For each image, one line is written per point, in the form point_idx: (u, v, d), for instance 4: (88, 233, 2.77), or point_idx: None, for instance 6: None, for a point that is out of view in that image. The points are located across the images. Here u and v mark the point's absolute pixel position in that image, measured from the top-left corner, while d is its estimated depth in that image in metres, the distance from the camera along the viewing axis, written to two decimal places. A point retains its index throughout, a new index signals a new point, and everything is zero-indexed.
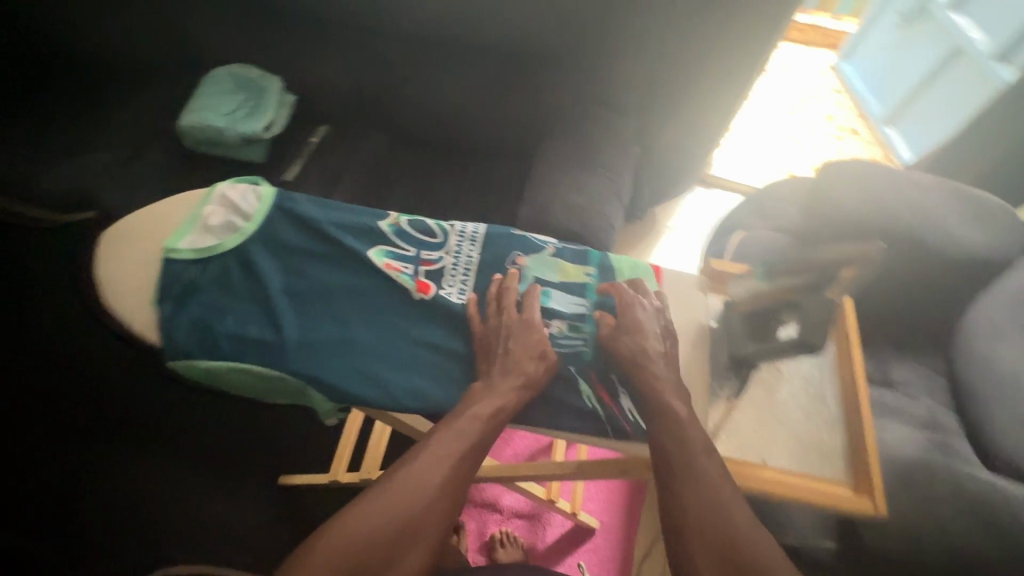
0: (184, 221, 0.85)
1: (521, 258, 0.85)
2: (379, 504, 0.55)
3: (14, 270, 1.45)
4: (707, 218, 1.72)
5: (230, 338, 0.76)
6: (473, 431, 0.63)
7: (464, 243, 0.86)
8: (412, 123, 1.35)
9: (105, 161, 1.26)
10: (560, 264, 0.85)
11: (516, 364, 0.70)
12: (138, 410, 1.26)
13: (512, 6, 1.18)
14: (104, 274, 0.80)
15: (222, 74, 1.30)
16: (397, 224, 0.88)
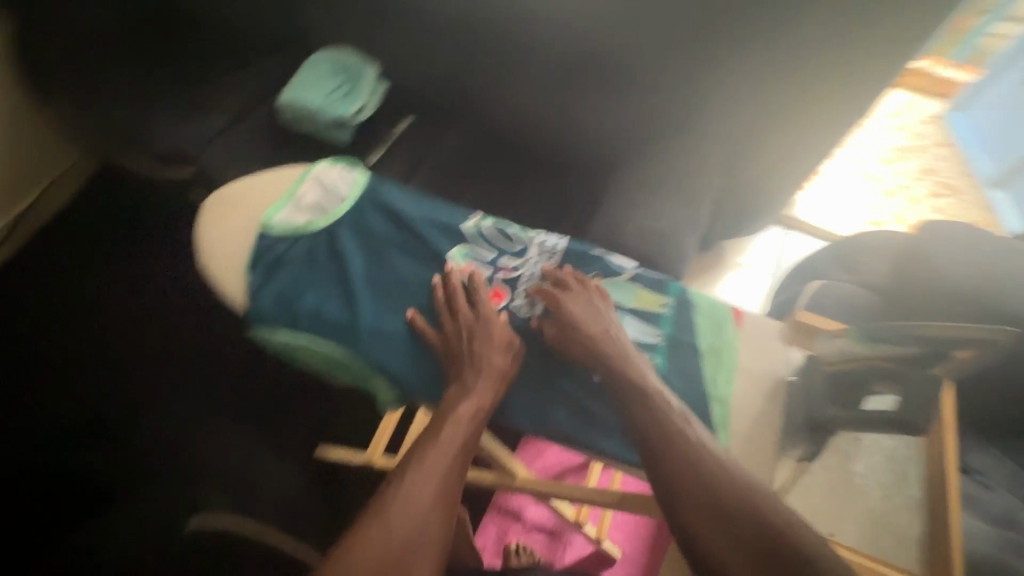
0: (281, 196, 0.91)
1: (599, 279, 0.87)
2: (383, 520, 0.57)
3: (108, 215, 1.57)
4: (777, 260, 1.65)
5: (308, 314, 0.80)
6: (457, 435, 0.66)
7: (541, 257, 0.89)
8: (496, 124, 1.36)
9: (206, 125, 1.34)
10: (637, 290, 0.85)
11: (485, 361, 0.74)
12: (194, 365, 1.38)
13: (615, 21, 1.16)
14: (204, 236, 0.87)
15: (324, 57, 1.36)
16: (480, 227, 0.91)
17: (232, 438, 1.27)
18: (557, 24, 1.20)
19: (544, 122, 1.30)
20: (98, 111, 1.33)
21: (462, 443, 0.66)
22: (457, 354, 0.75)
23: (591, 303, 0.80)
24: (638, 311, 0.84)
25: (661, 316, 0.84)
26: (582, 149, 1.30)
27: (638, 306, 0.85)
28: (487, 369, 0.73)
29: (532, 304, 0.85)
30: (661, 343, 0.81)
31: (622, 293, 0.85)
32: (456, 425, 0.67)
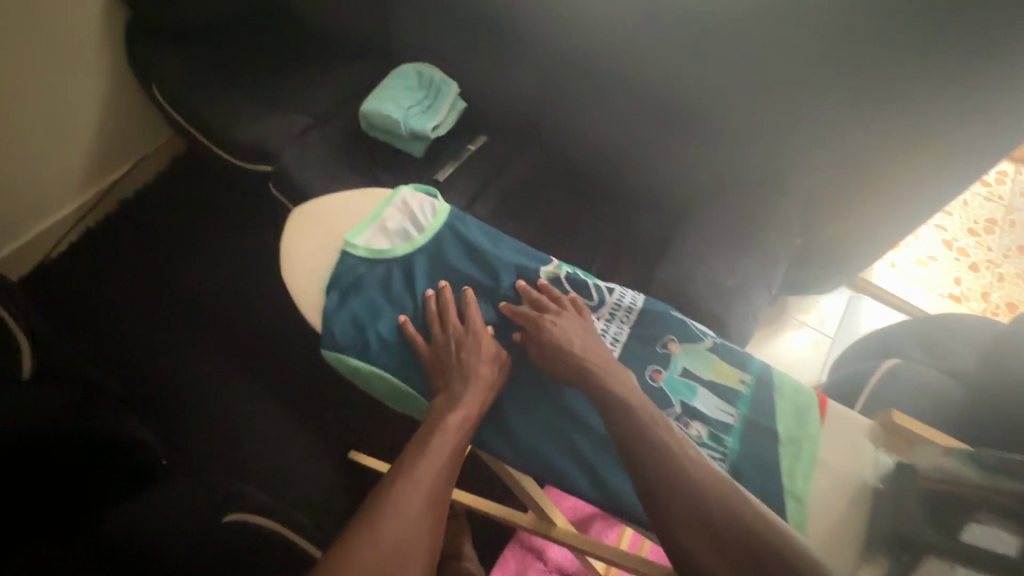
0: (366, 218, 1.02)
1: (674, 344, 0.91)
2: (382, 524, 0.65)
3: (181, 197, 1.65)
4: (837, 325, 1.59)
5: (377, 342, 0.90)
6: (444, 445, 0.75)
7: (616, 316, 0.93)
8: (570, 153, 1.35)
9: (290, 126, 1.38)
10: (714, 364, 0.89)
11: (472, 371, 0.83)
12: (234, 347, 1.43)
13: (709, 65, 1.12)
14: (293, 248, 0.99)
15: (410, 70, 1.38)
16: (556, 274, 0.97)
17: (269, 425, 1.35)
18: (648, 62, 1.17)
19: (620, 158, 1.28)
20: (194, 102, 1.40)
21: (450, 451, 0.75)
22: (447, 369, 0.84)
23: (565, 320, 0.87)
24: (713, 385, 0.87)
25: (736, 393, 0.86)
26: (655, 189, 1.27)
27: (715, 380, 0.87)
28: (474, 379, 0.82)
29: None
30: (734, 423, 0.84)
31: (701, 364, 0.89)
32: (442, 436, 0.76)
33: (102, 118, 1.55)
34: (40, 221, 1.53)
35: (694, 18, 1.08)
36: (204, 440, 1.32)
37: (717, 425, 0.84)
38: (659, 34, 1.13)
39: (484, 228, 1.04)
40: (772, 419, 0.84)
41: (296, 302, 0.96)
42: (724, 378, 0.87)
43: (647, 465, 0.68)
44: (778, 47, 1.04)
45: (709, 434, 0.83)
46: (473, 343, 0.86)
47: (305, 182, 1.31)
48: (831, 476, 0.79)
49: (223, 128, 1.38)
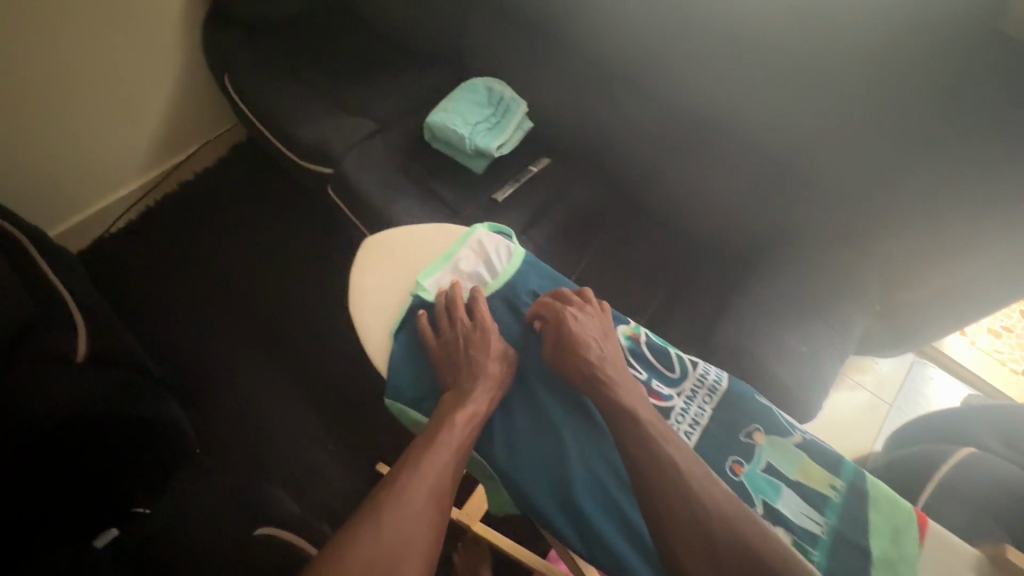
0: (439, 256, 1.00)
1: (759, 434, 0.83)
2: (383, 517, 0.64)
3: (239, 185, 1.67)
4: (895, 391, 1.50)
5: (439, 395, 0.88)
6: (453, 442, 0.75)
7: (700, 395, 0.87)
8: (635, 186, 1.30)
9: (352, 129, 1.37)
10: (802, 463, 0.81)
11: (482, 369, 0.83)
12: (272, 336, 1.45)
13: (799, 113, 1.05)
14: (364, 281, 0.98)
15: (480, 85, 1.36)
16: (635, 338, 0.92)
17: (298, 424, 1.34)
18: (735, 102, 1.11)
19: (689, 197, 1.22)
20: (262, 97, 1.40)
21: (457, 448, 0.74)
22: (459, 365, 0.85)
23: (585, 319, 0.87)
24: (800, 487, 0.79)
25: (826, 500, 0.78)
26: (724, 233, 1.21)
27: (801, 481, 0.80)
28: (484, 376, 0.83)
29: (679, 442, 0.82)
30: (823, 535, 0.75)
31: (787, 462, 0.81)
32: (451, 432, 0.75)
33: (170, 102, 1.57)
34: (102, 198, 1.56)
35: (793, 63, 1.01)
36: (229, 427, 1.33)
37: (804, 536, 0.75)
38: (750, 75, 1.06)
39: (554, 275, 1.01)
40: (863, 534, 0.75)
41: (361, 338, 0.94)
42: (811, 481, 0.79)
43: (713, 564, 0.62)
44: (883, 103, 0.96)
45: (796, 545, 0.74)
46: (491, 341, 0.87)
47: (363, 189, 1.29)
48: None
49: (284, 125, 1.38)
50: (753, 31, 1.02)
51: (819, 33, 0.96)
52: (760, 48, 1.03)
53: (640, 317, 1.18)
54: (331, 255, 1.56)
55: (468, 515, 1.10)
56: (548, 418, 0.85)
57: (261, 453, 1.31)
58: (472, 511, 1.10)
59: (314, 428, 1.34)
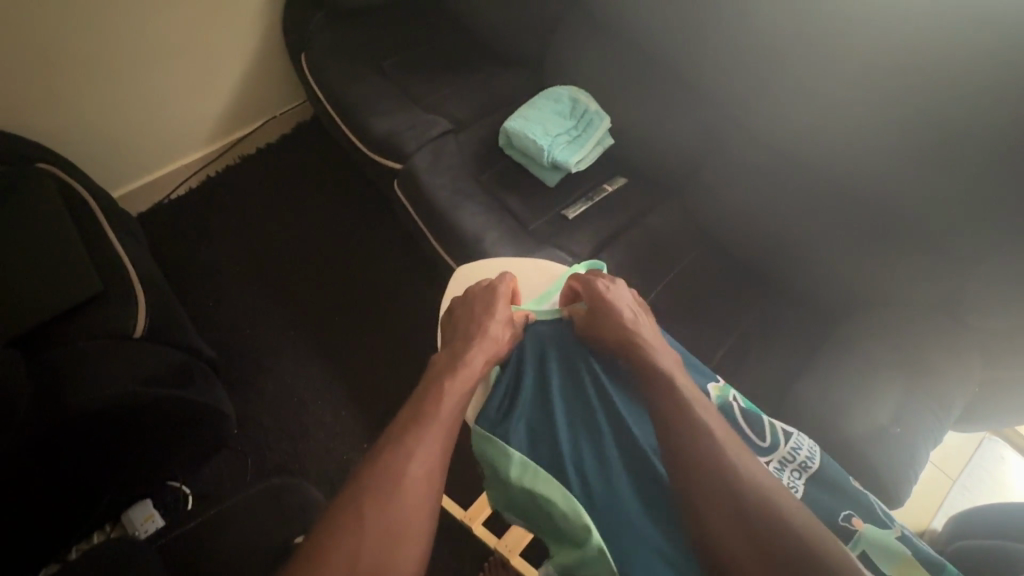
0: (533, 295, 1.01)
1: (857, 521, 0.77)
2: (375, 497, 0.65)
3: (304, 166, 1.66)
4: (963, 469, 1.40)
5: (526, 437, 0.82)
6: (447, 407, 0.76)
7: (788, 470, 0.83)
8: (716, 223, 1.23)
9: (425, 124, 1.33)
10: (903, 563, 0.71)
11: (487, 333, 0.87)
12: (318, 318, 1.44)
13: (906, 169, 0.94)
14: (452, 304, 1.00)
15: (564, 94, 1.31)
16: (726, 400, 0.89)
17: (335, 418, 1.32)
18: (840, 149, 1.01)
19: (778, 241, 1.14)
20: (338, 83, 1.37)
21: (450, 420, 0.76)
22: (461, 333, 0.88)
23: (617, 288, 0.94)
24: None
25: None
26: (812, 285, 1.13)
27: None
28: (478, 341, 0.86)
29: None
30: None
31: (885, 558, 0.72)
32: (446, 399, 0.77)
33: (240, 75, 1.54)
34: (165, 163, 1.55)
35: (917, 114, 0.90)
36: (261, 402, 1.34)
37: None
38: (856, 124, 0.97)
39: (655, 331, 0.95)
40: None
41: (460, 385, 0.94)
42: None
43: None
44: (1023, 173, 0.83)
45: None
46: (499, 312, 0.90)
47: (430, 190, 1.24)
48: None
49: (354, 113, 1.34)
50: (874, 75, 0.92)
51: (955, 86, 0.85)
52: (882, 92, 0.92)
53: (709, 362, 1.11)
54: (387, 251, 1.53)
55: (506, 546, 1.08)
56: (646, 475, 0.77)
57: (286, 431, 1.31)
58: (511, 543, 1.07)
59: (353, 421, 1.32)
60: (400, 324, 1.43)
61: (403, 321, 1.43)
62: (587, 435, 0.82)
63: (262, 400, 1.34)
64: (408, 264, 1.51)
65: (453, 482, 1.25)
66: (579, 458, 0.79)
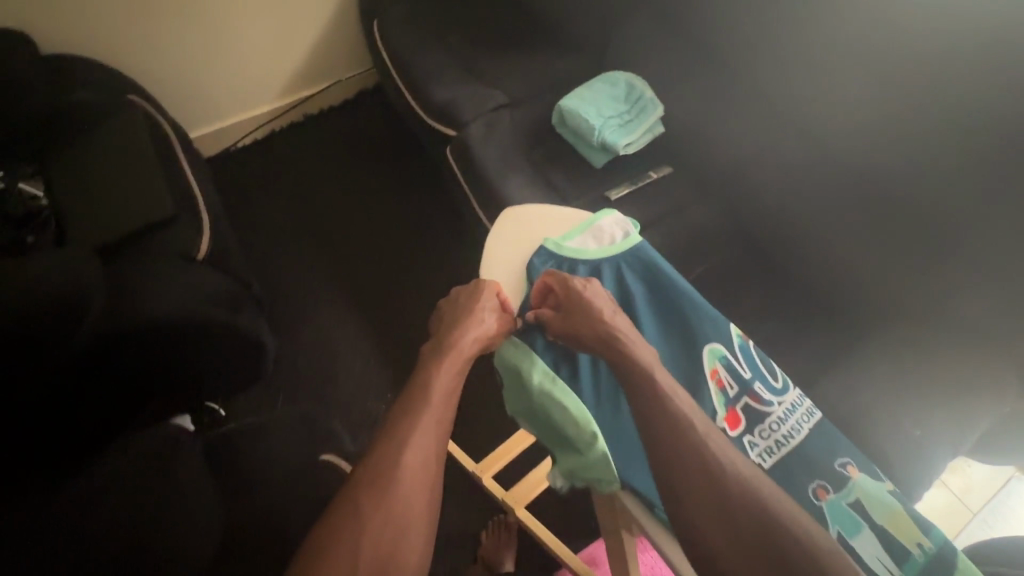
0: (576, 225, 0.97)
1: (852, 468, 0.76)
2: (374, 494, 0.68)
3: (362, 129, 1.74)
4: (991, 509, 1.34)
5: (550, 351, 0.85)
6: (438, 396, 0.78)
7: (797, 413, 0.80)
8: (756, 219, 1.24)
9: (482, 95, 1.38)
10: (893, 510, 0.72)
11: (473, 325, 0.85)
12: (359, 269, 1.51)
13: (954, 177, 0.93)
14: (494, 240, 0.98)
15: (621, 80, 1.33)
16: (745, 339, 0.85)
17: (364, 365, 1.39)
18: (892, 156, 1.00)
19: (815, 244, 1.15)
20: (406, 53, 1.44)
21: (442, 413, 0.77)
22: (446, 325, 0.88)
23: (594, 287, 0.87)
24: (885, 534, 0.71)
25: (909, 554, 0.70)
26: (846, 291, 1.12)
27: (888, 530, 0.71)
28: (469, 331, 0.85)
29: (764, 454, 0.78)
30: None
31: (878, 506, 0.73)
32: (435, 389, 0.79)
33: (315, 37, 1.63)
34: (236, 113, 1.66)
35: (978, 122, 0.89)
36: (295, 344, 1.42)
37: None
38: (907, 129, 0.97)
39: (666, 272, 0.90)
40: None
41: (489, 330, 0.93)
42: (900, 532, 0.71)
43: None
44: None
45: None
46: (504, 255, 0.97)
47: (479, 156, 1.29)
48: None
49: (416, 80, 1.42)
50: (940, 82, 0.91)
51: (1012, 95, 0.84)
52: (945, 101, 0.91)
53: None
54: (430, 217, 1.58)
55: (514, 499, 1.10)
56: None
57: (316, 371, 1.39)
58: (519, 496, 1.09)
59: (379, 369, 1.39)
60: (434, 287, 1.48)
61: (437, 284, 1.49)
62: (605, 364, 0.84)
63: (297, 341, 1.42)
64: (448, 231, 1.56)
65: (466, 440, 1.29)
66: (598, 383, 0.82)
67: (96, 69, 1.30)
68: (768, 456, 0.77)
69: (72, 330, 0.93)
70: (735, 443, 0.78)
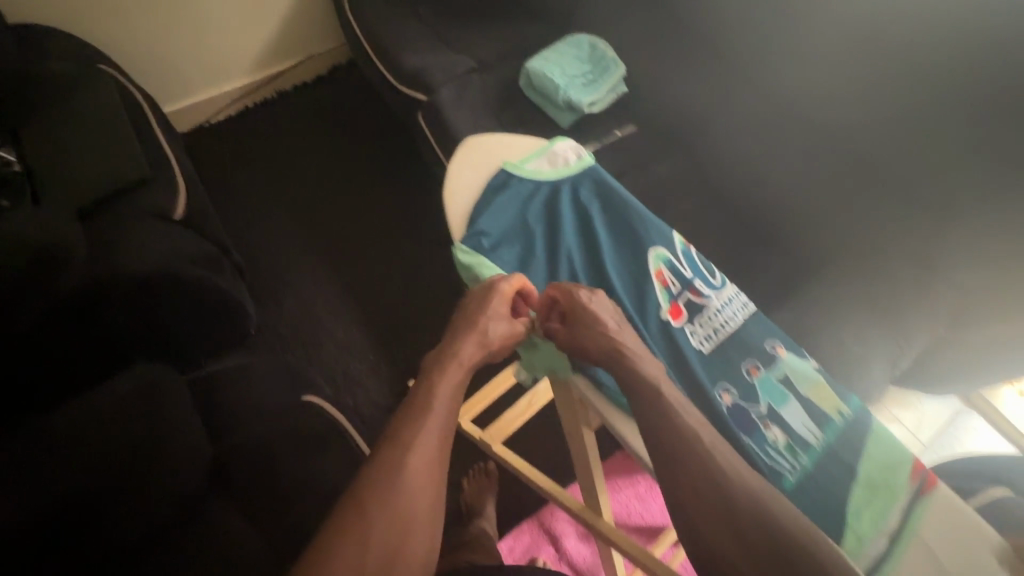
0: (534, 149, 1.02)
1: (781, 349, 0.83)
2: (380, 503, 0.65)
3: (336, 100, 1.76)
4: (943, 439, 1.43)
5: (508, 256, 0.91)
6: (441, 401, 0.73)
7: (734, 304, 0.87)
8: (715, 171, 1.31)
9: (452, 61, 1.42)
10: (817, 382, 0.79)
11: (475, 331, 0.78)
12: (337, 235, 1.55)
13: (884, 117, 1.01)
14: (456, 161, 1.01)
15: (584, 42, 1.39)
16: (688, 246, 0.92)
17: (345, 325, 1.43)
18: (835, 103, 1.07)
19: (767, 189, 1.22)
20: (376, 22, 1.48)
21: (446, 417, 0.73)
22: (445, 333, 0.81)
23: (599, 299, 0.81)
24: (808, 403, 0.78)
25: (830, 419, 0.77)
26: (798, 234, 1.20)
27: (811, 399, 0.78)
28: (473, 333, 0.78)
29: (702, 339, 0.84)
30: (818, 445, 0.75)
31: (801, 378, 0.80)
32: (437, 393, 0.74)
33: (286, 11, 1.65)
34: (209, 89, 1.68)
35: (900, 61, 0.96)
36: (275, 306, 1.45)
37: (799, 439, 0.76)
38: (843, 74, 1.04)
39: (614, 188, 0.97)
40: (854, 457, 0.74)
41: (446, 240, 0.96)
42: (821, 400, 0.78)
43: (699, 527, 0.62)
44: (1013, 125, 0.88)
45: (787, 444, 0.75)
46: (467, 177, 0.99)
47: (450, 117, 1.34)
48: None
49: (386, 47, 1.45)
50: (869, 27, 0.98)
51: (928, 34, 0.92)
52: (872, 44, 0.99)
53: None
54: (405, 184, 1.61)
55: (491, 437, 1.12)
56: None
57: (296, 332, 1.42)
58: (496, 432, 1.12)
59: (358, 330, 1.42)
60: (410, 250, 1.52)
61: (413, 247, 1.52)
62: (552, 266, 0.91)
63: (279, 305, 1.45)
64: (423, 196, 1.60)
65: None
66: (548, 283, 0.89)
67: (67, 41, 1.32)
68: (707, 341, 0.84)
69: (51, 287, 0.95)
70: (676, 332, 0.84)
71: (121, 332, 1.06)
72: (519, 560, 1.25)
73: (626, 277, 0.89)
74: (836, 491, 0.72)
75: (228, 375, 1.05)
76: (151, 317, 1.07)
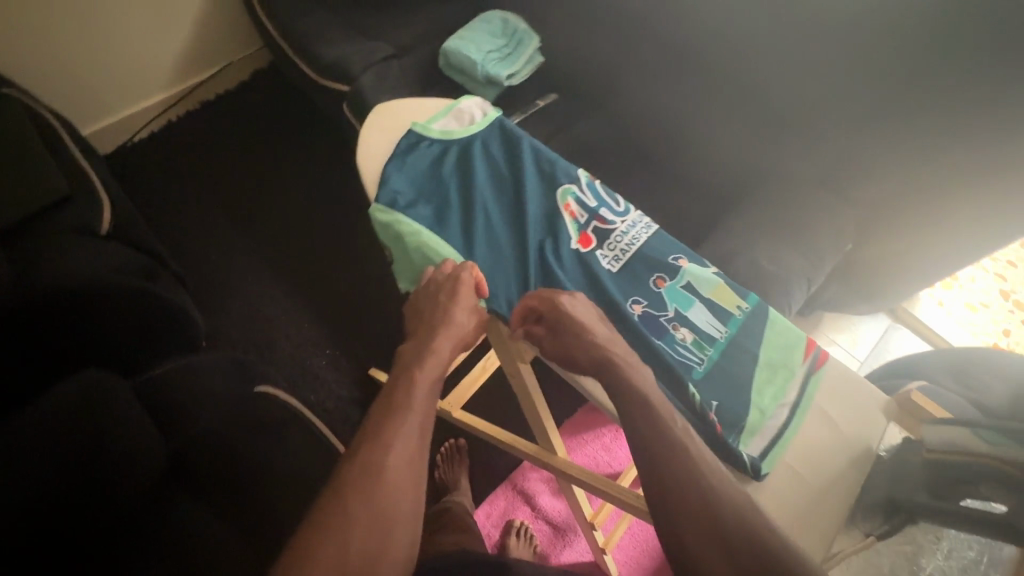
0: (441, 109, 1.07)
1: (683, 261, 0.91)
2: (361, 501, 0.63)
3: (261, 104, 1.75)
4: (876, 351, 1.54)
5: (423, 208, 0.95)
6: (418, 396, 0.73)
7: (637, 226, 0.95)
8: (635, 127, 1.36)
9: (371, 48, 1.44)
10: (716, 284, 0.89)
11: (448, 327, 0.80)
12: (279, 235, 1.54)
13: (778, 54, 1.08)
14: (367, 128, 1.05)
15: (496, 17, 1.42)
16: (592, 179, 0.99)
17: (297, 322, 1.43)
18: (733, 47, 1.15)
19: (685, 137, 1.29)
20: (291, 18, 1.47)
21: (425, 415, 0.73)
22: (419, 327, 0.82)
23: (579, 302, 0.81)
24: (710, 302, 0.88)
25: (732, 315, 0.87)
26: (717, 176, 1.27)
27: (712, 299, 0.88)
28: (448, 327, 0.79)
29: (612, 260, 0.92)
30: (721, 338, 0.85)
31: (703, 283, 0.89)
32: (416, 390, 0.74)
33: (198, 17, 1.62)
34: (127, 105, 1.63)
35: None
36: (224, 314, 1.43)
37: (703, 335, 0.86)
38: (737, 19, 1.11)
39: (520, 135, 1.03)
40: (756, 344, 0.85)
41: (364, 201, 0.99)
42: (721, 299, 0.88)
43: (637, 427, 0.69)
44: (884, 46, 0.98)
45: (694, 340, 0.85)
46: (378, 140, 1.03)
47: (375, 103, 1.35)
48: (838, 440, 0.80)
49: (303, 42, 1.45)
50: None
51: None
52: None
53: None
54: (342, 178, 1.62)
55: (450, 404, 1.14)
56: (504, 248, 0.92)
57: (248, 336, 1.41)
58: (454, 399, 1.14)
59: (311, 326, 1.42)
60: (355, 241, 1.53)
61: (357, 237, 1.53)
62: (467, 211, 0.95)
63: (228, 313, 1.44)
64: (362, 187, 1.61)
65: None
66: (468, 231, 0.93)
67: None
68: (617, 261, 0.92)
69: None
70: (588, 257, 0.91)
71: (56, 348, 1.03)
72: (497, 524, 1.28)
73: (538, 214, 0.96)
74: (743, 376, 0.83)
75: (165, 377, 1.00)
76: (89, 330, 1.05)
